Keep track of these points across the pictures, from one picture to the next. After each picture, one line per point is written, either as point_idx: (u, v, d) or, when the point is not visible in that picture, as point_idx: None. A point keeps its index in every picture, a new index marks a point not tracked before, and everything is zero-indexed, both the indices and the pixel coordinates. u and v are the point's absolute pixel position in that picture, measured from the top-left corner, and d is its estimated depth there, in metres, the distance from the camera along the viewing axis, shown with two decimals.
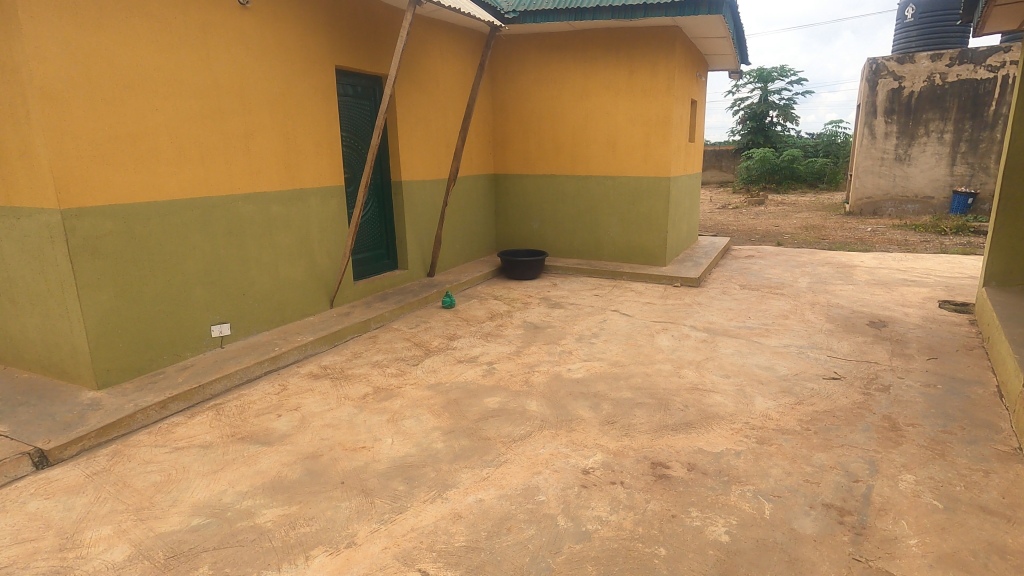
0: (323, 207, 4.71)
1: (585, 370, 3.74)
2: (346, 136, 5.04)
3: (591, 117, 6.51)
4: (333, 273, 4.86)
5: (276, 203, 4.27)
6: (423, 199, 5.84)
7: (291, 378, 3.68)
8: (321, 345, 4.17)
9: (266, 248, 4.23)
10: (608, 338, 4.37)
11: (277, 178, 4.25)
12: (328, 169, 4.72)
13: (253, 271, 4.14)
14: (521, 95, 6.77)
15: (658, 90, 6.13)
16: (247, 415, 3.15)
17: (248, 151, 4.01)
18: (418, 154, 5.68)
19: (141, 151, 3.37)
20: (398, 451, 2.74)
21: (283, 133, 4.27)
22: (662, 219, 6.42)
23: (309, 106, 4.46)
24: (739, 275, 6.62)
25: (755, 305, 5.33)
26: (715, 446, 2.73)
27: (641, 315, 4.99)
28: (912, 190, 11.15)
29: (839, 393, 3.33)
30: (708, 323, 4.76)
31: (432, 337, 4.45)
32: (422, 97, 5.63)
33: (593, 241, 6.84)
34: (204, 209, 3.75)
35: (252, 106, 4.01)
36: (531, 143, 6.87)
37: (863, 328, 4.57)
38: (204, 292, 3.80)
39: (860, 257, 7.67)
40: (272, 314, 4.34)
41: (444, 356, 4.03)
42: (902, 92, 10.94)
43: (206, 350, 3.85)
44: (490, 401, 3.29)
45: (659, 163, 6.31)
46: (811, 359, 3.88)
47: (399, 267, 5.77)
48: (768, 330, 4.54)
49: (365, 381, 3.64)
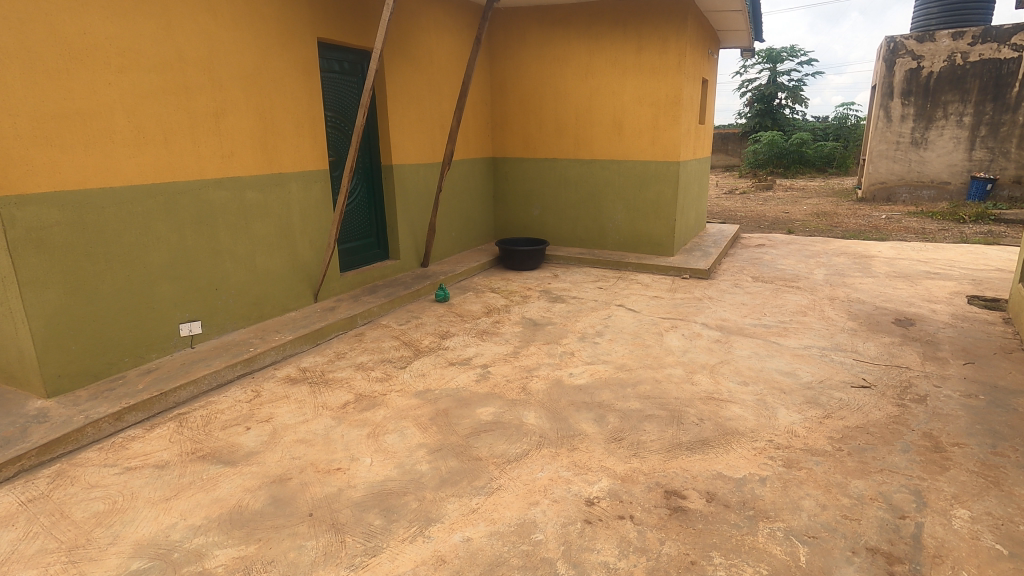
0: (306, 193, 4.34)
1: (588, 376, 3.41)
2: (331, 115, 4.66)
3: (596, 96, 6.10)
4: (316, 265, 4.51)
5: (252, 189, 3.90)
6: (415, 184, 5.46)
7: (266, 383, 3.35)
8: (302, 344, 3.83)
9: (242, 239, 3.88)
10: (614, 337, 4.04)
11: (252, 161, 3.88)
12: (311, 152, 4.34)
13: (226, 263, 3.79)
14: (521, 73, 6.36)
15: (668, 68, 5.72)
16: (211, 428, 2.83)
17: (219, 131, 3.64)
18: (411, 136, 5.31)
19: (93, 130, 3.00)
20: (378, 475, 2.41)
21: (259, 111, 3.89)
22: (670, 207, 6.05)
23: (288, 82, 4.07)
24: (751, 266, 6.26)
25: (771, 300, 4.98)
26: (736, 471, 2.40)
27: (648, 311, 4.64)
28: (928, 176, 10.72)
29: (870, 405, 3.00)
30: (721, 320, 4.43)
31: (423, 336, 4.11)
32: (414, 74, 5.23)
33: (596, 230, 6.48)
34: (169, 196, 3.40)
35: (223, 82, 3.63)
36: (532, 125, 6.47)
37: (889, 326, 4.23)
38: (170, 287, 3.46)
39: (877, 247, 7.30)
40: (250, 311, 4.00)
41: (435, 358, 3.70)
42: (921, 73, 10.48)
43: (173, 351, 3.51)
44: (483, 412, 2.96)
45: (668, 147, 5.91)
46: (836, 363, 3.55)
47: (391, 257, 5.42)
48: (786, 329, 4.20)
49: (346, 387, 3.30)
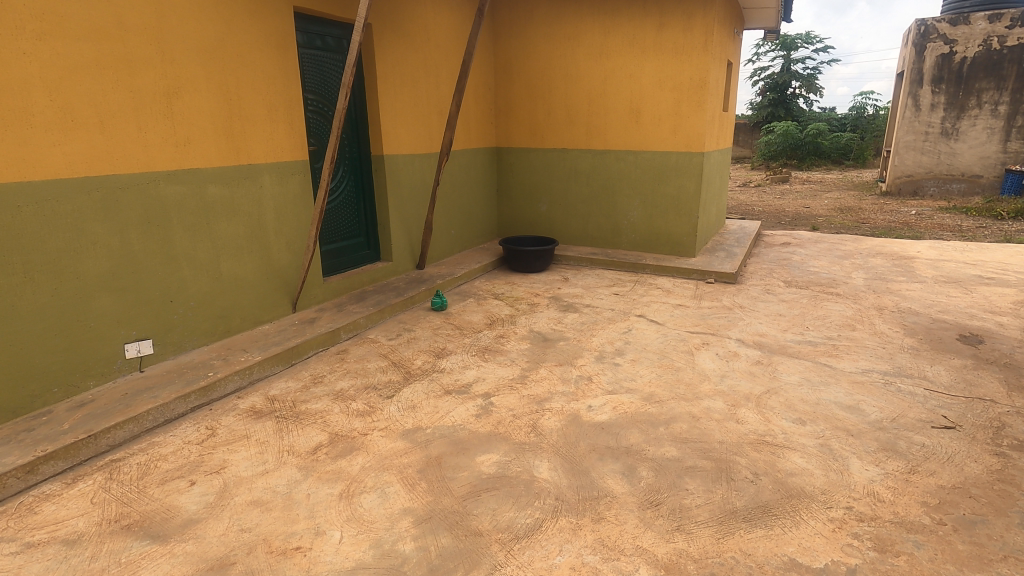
0: (281, 188, 3.76)
1: (611, 411, 2.84)
2: (311, 98, 4.09)
3: (611, 79, 5.49)
4: (294, 270, 3.94)
5: (214, 183, 3.33)
6: (410, 176, 4.89)
7: (225, 418, 2.79)
8: (272, 365, 3.27)
9: (202, 243, 3.31)
10: (637, 358, 3.47)
11: (214, 151, 3.30)
12: (287, 140, 3.76)
13: (183, 271, 3.23)
14: (527, 53, 5.76)
15: (692, 47, 5.10)
16: (147, 484, 2.28)
17: (172, 114, 3.06)
18: (404, 122, 4.73)
19: (3, 110, 2.43)
20: (347, 561, 1.85)
21: (221, 91, 3.30)
22: (692, 202, 5.46)
23: (258, 58, 3.49)
24: (781, 269, 5.67)
25: (811, 309, 4.40)
26: (815, 558, 1.84)
27: (674, 324, 4.07)
28: (959, 168, 10.08)
29: (963, 453, 2.43)
30: (758, 335, 3.86)
31: (415, 354, 3.54)
32: (407, 52, 4.64)
33: (610, 227, 5.89)
34: (108, 192, 2.83)
35: (176, 56, 3.05)
36: (539, 113, 5.88)
37: (955, 344, 3.65)
38: (111, 300, 2.90)
39: (915, 246, 6.70)
40: (214, 325, 3.44)
41: (428, 384, 3.14)
42: (953, 58, 9.83)
43: (117, 377, 2.96)
44: (484, 462, 2.40)
45: (691, 136, 5.31)
46: (905, 394, 2.98)
47: (382, 258, 4.86)
48: (836, 347, 3.63)
49: (320, 423, 2.74)
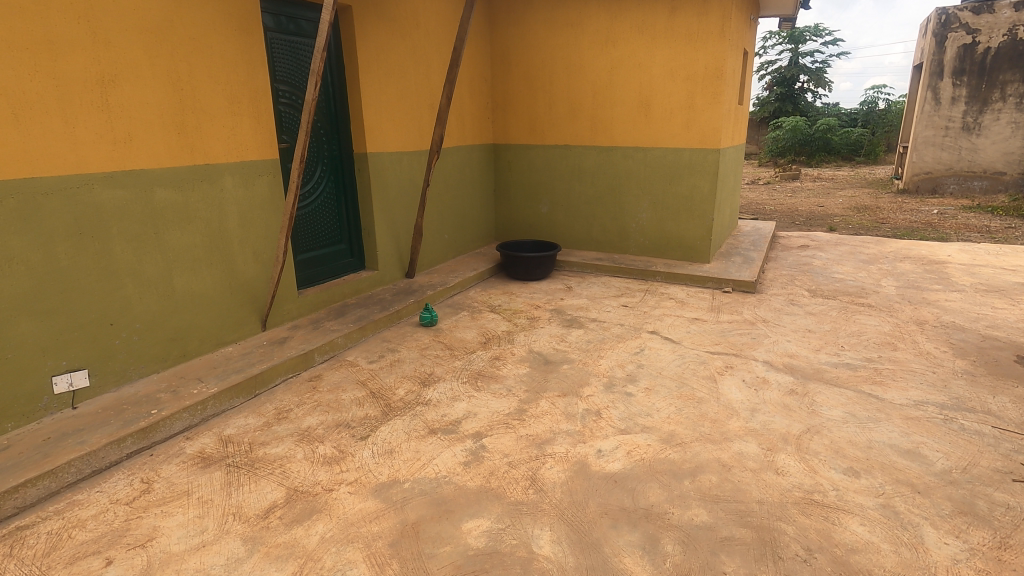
0: (246, 191, 3.31)
1: (625, 457, 2.39)
2: (282, 88, 3.65)
3: (618, 69, 5.02)
4: (263, 283, 3.49)
5: (164, 187, 2.89)
6: (397, 176, 4.43)
7: (165, 468, 2.34)
8: (230, 398, 2.82)
9: (149, 256, 2.87)
10: (652, 387, 3.01)
11: (162, 149, 2.85)
12: (253, 137, 3.31)
13: (126, 289, 2.78)
14: (526, 42, 5.30)
15: (708, 33, 4.63)
16: (53, 563, 1.84)
17: (108, 106, 2.61)
18: (390, 117, 4.28)
19: None
20: None
21: (171, 80, 2.85)
22: (706, 203, 5.00)
23: (215, 42, 3.03)
24: (803, 276, 5.21)
25: (842, 324, 3.94)
26: None
27: (691, 343, 3.62)
28: (980, 165, 9.58)
29: None
30: (787, 356, 3.40)
31: (397, 382, 3.09)
32: (393, 39, 4.18)
33: (617, 230, 5.43)
34: (26, 198, 2.39)
35: (111, 37, 2.59)
36: (540, 106, 5.42)
37: (1015, 368, 3.19)
38: (33, 326, 2.46)
39: (945, 250, 6.22)
40: (166, 350, 2.99)
41: (411, 420, 2.70)
42: (976, 49, 9.35)
43: (42, 416, 2.52)
44: (472, 532, 1.95)
45: (706, 131, 4.84)
46: (972, 435, 2.52)
47: (367, 266, 4.41)
48: (879, 371, 3.17)
49: (277, 475, 2.29)
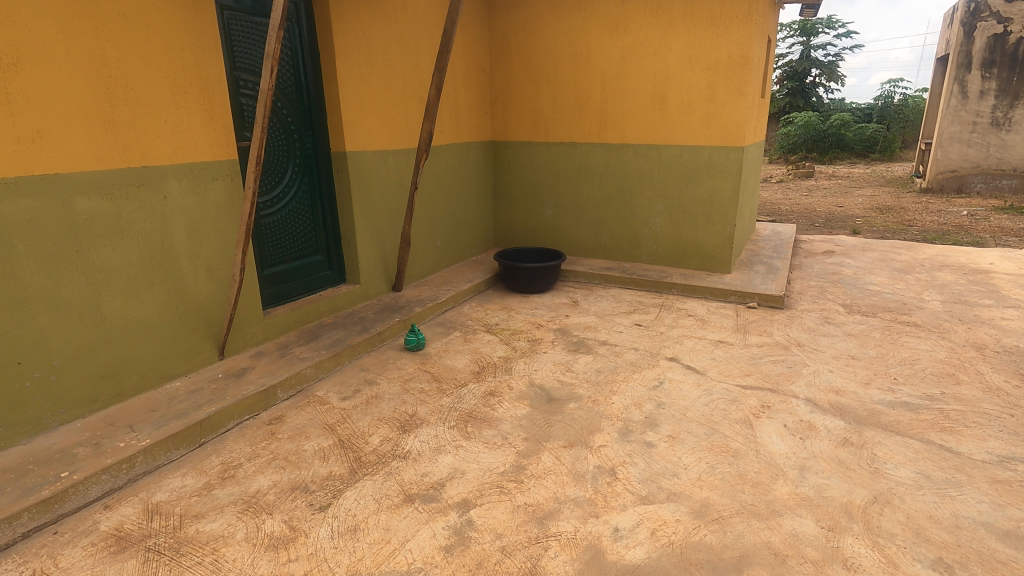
0: (196, 198, 2.81)
1: (649, 540, 1.89)
2: (243, 76, 3.14)
3: (629, 58, 4.50)
4: (220, 305, 3.00)
5: (89, 195, 2.39)
6: (381, 177, 3.92)
7: (68, 554, 1.86)
8: (166, 451, 2.33)
9: (70, 277, 2.38)
10: (677, 434, 2.51)
11: (86, 149, 2.36)
12: (204, 134, 2.81)
13: (41, 319, 2.30)
14: (528, 27, 4.78)
15: (732, 17, 4.10)
16: None
17: (9, 96, 2.12)
18: (373, 111, 3.77)
19: None
20: None
21: (95, 66, 2.36)
22: (728, 207, 4.48)
23: (154, 21, 2.53)
24: (835, 288, 4.68)
25: (890, 349, 3.43)
26: None
27: (718, 373, 3.11)
28: (1010, 163, 9.01)
29: None
30: (833, 392, 2.89)
31: (372, 426, 2.60)
32: (375, 21, 3.67)
33: (627, 236, 4.92)
34: None
35: (12, 10, 2.10)
36: (543, 100, 4.91)
37: None
38: None
39: (986, 256, 5.68)
40: (96, 390, 2.51)
41: (383, 482, 2.20)
42: (1008, 40, 8.77)
43: None
44: None
45: (729, 127, 4.32)
46: None
47: (348, 280, 3.92)
48: (947, 414, 2.66)
49: (206, 565, 1.80)
